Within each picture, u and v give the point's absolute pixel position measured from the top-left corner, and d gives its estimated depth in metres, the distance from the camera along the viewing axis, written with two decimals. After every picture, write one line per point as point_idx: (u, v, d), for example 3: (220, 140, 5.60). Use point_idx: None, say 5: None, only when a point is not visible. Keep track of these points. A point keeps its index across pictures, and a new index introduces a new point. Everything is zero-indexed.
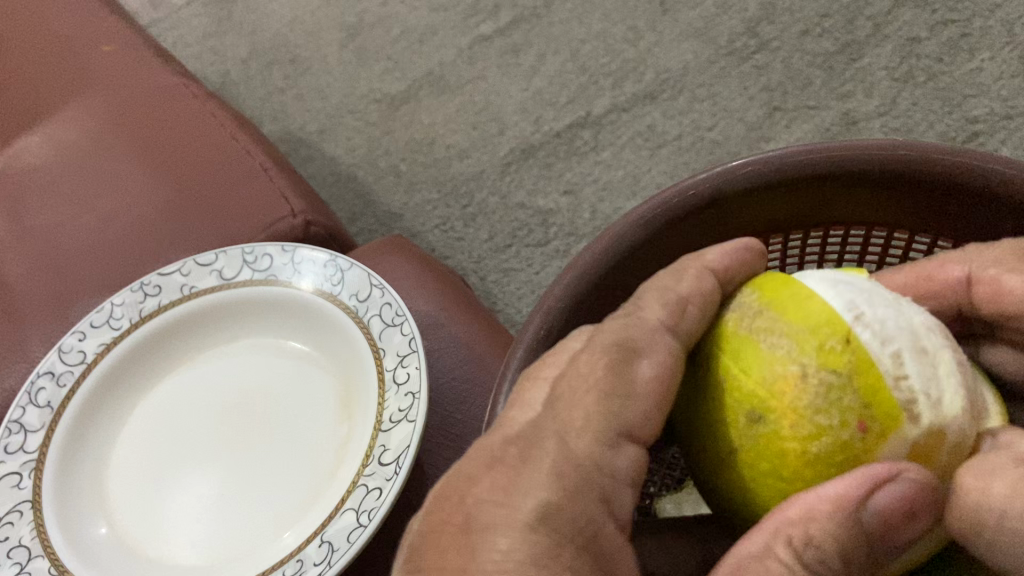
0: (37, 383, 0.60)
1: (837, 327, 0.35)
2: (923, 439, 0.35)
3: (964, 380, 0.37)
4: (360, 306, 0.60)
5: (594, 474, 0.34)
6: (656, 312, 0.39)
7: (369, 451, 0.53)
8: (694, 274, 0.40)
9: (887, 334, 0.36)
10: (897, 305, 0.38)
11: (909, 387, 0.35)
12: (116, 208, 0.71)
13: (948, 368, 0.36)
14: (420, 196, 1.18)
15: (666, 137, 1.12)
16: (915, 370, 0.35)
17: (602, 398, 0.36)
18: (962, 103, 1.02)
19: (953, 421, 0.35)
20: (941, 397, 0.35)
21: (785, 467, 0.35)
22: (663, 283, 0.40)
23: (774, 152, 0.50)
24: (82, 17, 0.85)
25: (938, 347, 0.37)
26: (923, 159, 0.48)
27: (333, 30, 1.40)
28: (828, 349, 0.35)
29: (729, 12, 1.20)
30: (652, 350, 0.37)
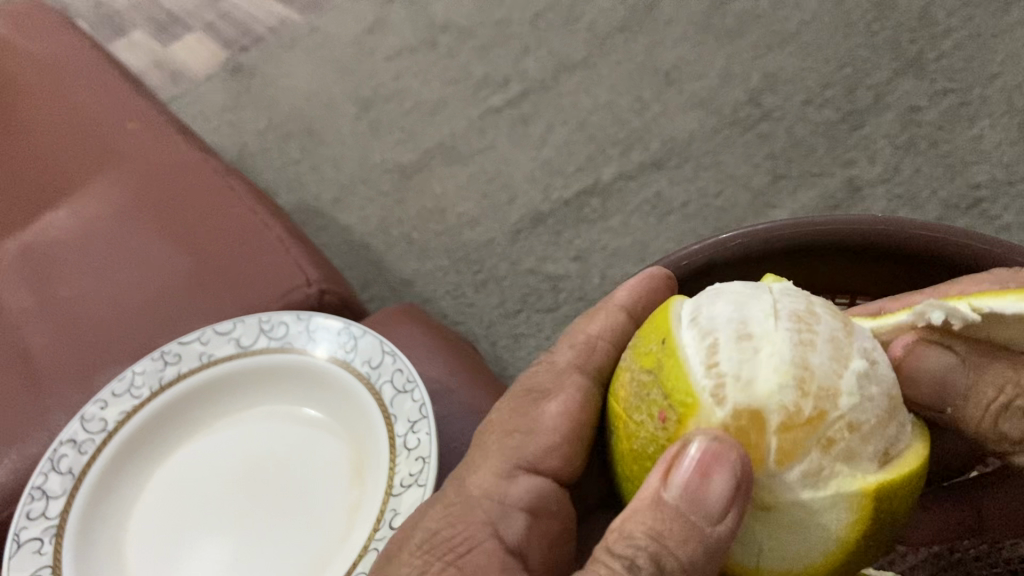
0: (60, 451, 0.60)
1: (662, 330, 0.38)
2: (733, 419, 0.34)
3: (804, 355, 0.35)
4: (373, 372, 0.61)
5: (492, 499, 0.44)
6: (565, 354, 0.49)
7: (380, 515, 0.54)
8: (606, 314, 0.49)
9: (711, 326, 0.37)
10: (756, 294, 0.38)
11: (716, 372, 0.35)
12: (138, 280, 0.74)
13: (775, 346, 0.35)
14: (431, 263, 1.20)
15: (673, 204, 1.14)
16: (729, 355, 0.35)
17: (511, 434, 0.47)
18: (965, 169, 1.04)
19: (766, 399, 0.34)
20: (754, 375, 0.34)
21: (632, 468, 0.37)
22: (579, 326, 0.50)
23: (760, 226, 0.52)
24: (106, 95, 0.89)
25: (773, 328, 0.36)
26: (902, 235, 0.51)
27: (348, 103, 1.45)
28: (651, 352, 0.37)
29: (732, 82, 1.23)
30: (557, 391, 0.47)
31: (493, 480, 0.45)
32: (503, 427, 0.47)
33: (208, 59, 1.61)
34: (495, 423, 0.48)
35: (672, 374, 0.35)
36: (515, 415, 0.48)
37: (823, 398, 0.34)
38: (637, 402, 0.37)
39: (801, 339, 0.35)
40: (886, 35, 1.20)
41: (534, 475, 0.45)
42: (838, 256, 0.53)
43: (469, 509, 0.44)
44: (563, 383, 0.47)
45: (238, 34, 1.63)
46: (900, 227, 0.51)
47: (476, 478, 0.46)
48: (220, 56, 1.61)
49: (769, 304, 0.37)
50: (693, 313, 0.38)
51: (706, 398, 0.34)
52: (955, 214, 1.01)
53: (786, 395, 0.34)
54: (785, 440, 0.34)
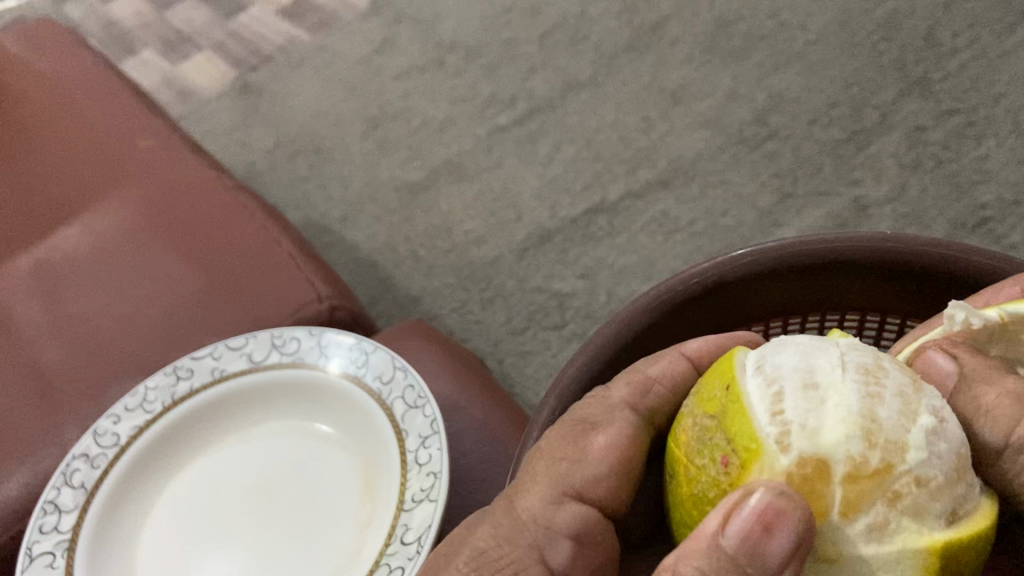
0: (72, 465, 0.61)
1: (727, 377, 0.37)
2: (796, 469, 0.32)
3: (875, 407, 0.33)
4: (384, 388, 0.61)
5: (536, 527, 0.42)
6: (622, 389, 0.46)
7: (391, 531, 0.54)
8: (669, 357, 0.46)
9: (777, 374, 0.35)
10: (825, 344, 0.36)
11: (782, 420, 0.33)
12: (150, 296, 0.74)
13: (842, 397, 0.33)
14: (438, 280, 1.21)
15: (680, 222, 1.15)
16: (795, 404, 0.34)
17: (560, 461, 0.44)
18: (971, 189, 1.05)
19: (833, 449, 0.32)
20: (821, 425, 0.33)
21: (693, 517, 0.36)
22: (639, 365, 0.47)
23: (771, 243, 0.53)
24: (120, 113, 0.90)
25: (841, 378, 0.34)
26: (913, 250, 0.51)
27: (357, 122, 1.46)
28: (715, 400, 0.36)
29: (738, 102, 1.24)
30: (609, 424, 0.44)
31: (541, 507, 0.43)
32: (552, 453, 0.44)
33: (217, 78, 1.62)
34: (547, 450, 0.45)
35: (737, 423, 0.34)
36: (566, 441, 0.44)
37: (893, 452, 0.32)
38: (699, 447, 0.36)
39: (869, 388, 0.34)
40: (892, 56, 1.21)
41: (582, 504, 0.42)
42: (850, 274, 0.53)
43: (513, 534, 0.43)
44: (616, 418, 0.44)
45: (247, 53, 1.65)
46: (911, 245, 0.51)
47: (526, 505, 0.43)
48: (229, 75, 1.62)
49: (838, 353, 0.35)
50: (758, 361, 0.37)
51: (769, 444, 0.33)
52: (962, 233, 1.01)
53: (853, 447, 0.32)
54: (851, 493, 0.32)
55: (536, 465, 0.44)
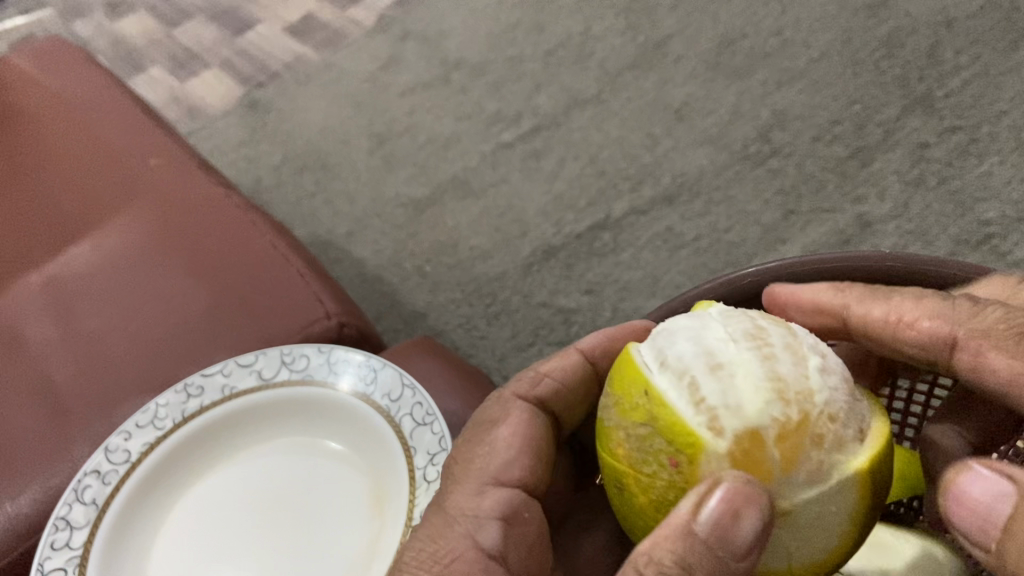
0: (83, 481, 0.61)
1: (637, 381, 0.39)
2: (734, 445, 0.36)
3: (775, 368, 0.38)
4: (393, 405, 0.62)
5: (466, 516, 0.47)
6: (516, 384, 0.54)
7: (401, 548, 0.55)
8: (564, 354, 0.54)
9: (683, 367, 0.39)
10: (709, 326, 0.41)
11: (707, 406, 0.37)
12: (161, 313, 0.75)
13: (746, 370, 0.38)
14: (444, 295, 1.21)
15: (684, 238, 1.15)
16: (711, 387, 0.37)
17: (473, 453, 0.50)
18: (974, 206, 1.05)
19: (758, 419, 0.36)
20: (741, 399, 0.37)
21: (649, 514, 0.39)
22: (532, 365, 0.55)
23: (772, 265, 0.55)
24: (131, 131, 0.91)
25: (737, 355, 0.38)
26: (906, 267, 0.51)
27: (363, 138, 1.47)
28: (634, 406, 0.39)
29: (742, 119, 1.24)
30: (509, 414, 0.52)
31: (465, 498, 0.48)
32: (467, 451, 0.51)
33: (225, 95, 1.64)
34: (460, 452, 0.51)
35: (670, 422, 0.37)
36: (475, 437, 0.51)
37: (802, 402, 0.37)
38: (628, 444, 0.39)
39: (765, 360, 0.38)
40: (895, 73, 1.21)
41: (499, 485, 0.48)
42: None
43: (447, 526, 0.47)
44: (510, 409, 0.52)
45: (255, 71, 1.66)
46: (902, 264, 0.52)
47: (455, 499, 0.48)
48: (236, 92, 1.63)
49: (724, 332, 0.40)
50: (656, 359, 0.40)
51: (705, 433, 0.36)
52: (966, 250, 1.02)
53: (775, 411, 0.36)
54: (784, 451, 0.36)
55: (453, 466, 0.50)
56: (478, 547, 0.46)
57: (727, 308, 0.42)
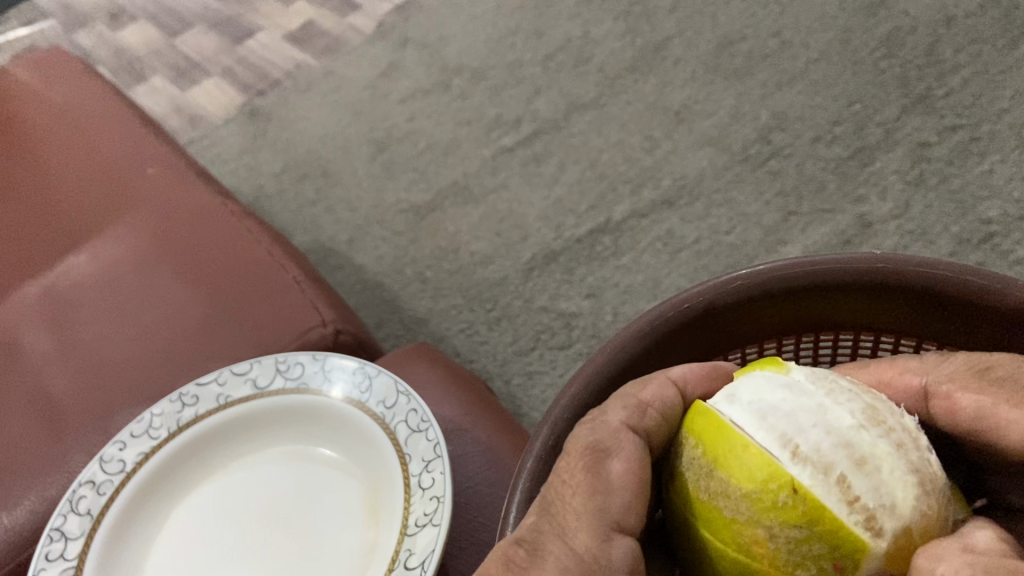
0: (78, 492, 0.61)
1: (781, 479, 0.38)
2: (894, 545, 0.37)
3: (909, 460, 0.39)
4: (387, 412, 0.62)
5: (598, 565, 0.40)
6: (618, 414, 0.45)
7: (394, 556, 0.54)
8: (658, 382, 0.46)
9: (825, 460, 0.38)
10: (826, 408, 0.41)
11: (863, 506, 0.37)
12: (158, 322, 0.75)
13: (889, 465, 0.39)
14: (445, 301, 1.21)
15: (685, 241, 1.15)
16: (864, 485, 0.38)
17: (588, 486, 0.42)
18: (976, 205, 1.05)
19: (911, 517, 0.38)
20: (893, 498, 0.38)
21: None
22: (628, 390, 0.46)
23: (763, 267, 0.52)
24: (130, 140, 0.91)
25: (873, 446, 0.39)
26: (898, 268, 0.50)
27: (363, 145, 1.47)
28: (782, 505, 0.37)
29: (742, 120, 1.24)
30: (619, 450, 0.44)
31: (595, 543, 0.40)
32: (579, 483, 0.42)
33: (226, 104, 1.64)
34: (567, 479, 0.43)
35: (837, 528, 0.37)
36: (583, 472, 0.43)
37: (934, 493, 0.39)
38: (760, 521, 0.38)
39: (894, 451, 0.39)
40: (895, 73, 1.21)
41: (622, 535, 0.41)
42: (838, 293, 0.52)
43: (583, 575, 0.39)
44: (624, 442, 0.44)
45: (255, 79, 1.67)
46: (897, 264, 0.50)
47: (583, 541, 0.40)
48: (237, 101, 1.64)
49: (844, 418, 0.40)
50: (787, 447, 0.39)
51: (864, 531, 0.37)
52: (967, 249, 1.01)
53: (922, 508, 0.38)
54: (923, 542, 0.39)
55: (566, 498, 0.42)
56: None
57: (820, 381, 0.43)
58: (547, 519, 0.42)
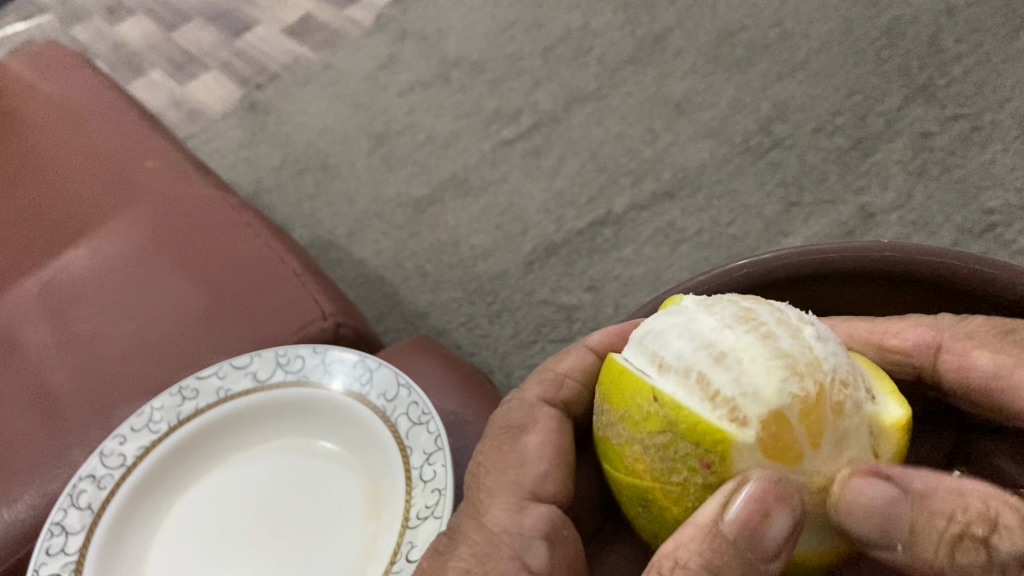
0: (79, 486, 0.61)
1: (640, 391, 0.39)
2: (764, 433, 0.37)
3: (778, 346, 0.39)
4: (388, 405, 0.62)
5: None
6: (536, 389, 0.53)
7: (396, 549, 0.54)
8: (576, 355, 0.53)
9: (686, 365, 0.39)
10: (696, 321, 0.41)
11: (723, 399, 0.37)
12: (157, 316, 0.74)
13: (751, 355, 0.38)
14: (445, 294, 1.21)
15: (685, 233, 1.14)
16: (723, 379, 0.38)
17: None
18: (978, 195, 1.04)
19: (778, 399, 0.37)
20: (756, 384, 0.37)
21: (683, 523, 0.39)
22: (548, 367, 0.54)
23: (771, 256, 0.51)
24: (128, 134, 0.91)
25: (737, 342, 0.39)
26: (907, 258, 0.49)
27: (363, 138, 1.46)
28: (644, 416, 0.38)
29: (743, 111, 1.23)
30: (536, 424, 0.50)
31: (508, 513, 0.46)
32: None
33: (224, 97, 1.64)
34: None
35: (689, 414, 0.37)
36: (498, 444, 0.51)
37: (815, 374, 0.38)
38: (669, 467, 0.38)
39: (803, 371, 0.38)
40: (896, 63, 1.20)
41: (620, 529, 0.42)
42: (839, 282, 0.52)
43: (489, 544, 0.46)
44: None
45: (254, 72, 1.66)
46: (900, 255, 0.49)
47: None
48: (236, 94, 1.63)
49: (750, 349, 0.39)
50: (654, 364, 0.40)
51: (727, 424, 0.37)
52: (969, 239, 1.01)
53: (792, 389, 0.37)
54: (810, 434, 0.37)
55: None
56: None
57: (728, 313, 0.41)
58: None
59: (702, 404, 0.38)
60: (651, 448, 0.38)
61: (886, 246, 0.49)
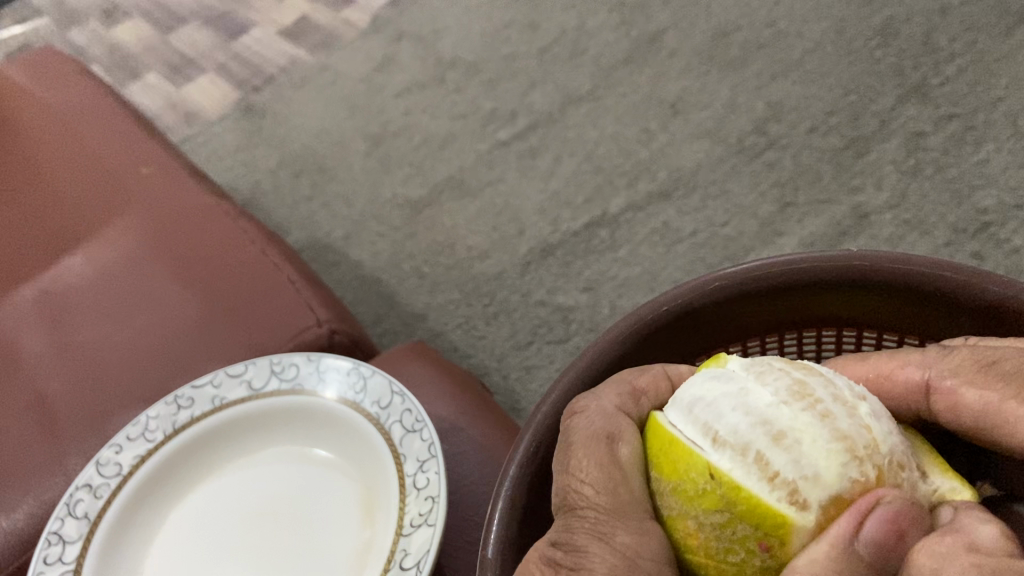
0: (75, 495, 0.61)
1: (698, 466, 0.37)
2: (824, 518, 0.35)
3: (837, 428, 0.36)
4: (382, 412, 0.62)
5: (644, 559, 0.38)
6: (613, 399, 0.45)
7: (391, 555, 0.55)
8: (654, 373, 0.47)
9: (741, 441, 0.37)
10: (750, 390, 0.39)
11: (784, 481, 0.35)
12: (154, 324, 0.75)
13: (811, 435, 0.36)
14: (442, 296, 1.21)
15: (681, 233, 1.15)
16: (783, 458, 0.36)
17: (608, 478, 0.41)
18: (971, 194, 1.04)
19: (838, 484, 0.35)
20: (816, 468, 0.35)
21: None
22: (623, 376, 0.47)
23: (743, 267, 0.51)
24: (125, 141, 0.91)
25: (795, 419, 0.37)
26: (875, 265, 0.49)
27: (359, 140, 1.47)
28: (703, 491, 0.37)
29: (737, 111, 1.24)
30: (627, 438, 0.43)
31: (636, 539, 0.39)
32: (597, 475, 0.41)
33: (220, 100, 1.64)
34: (584, 475, 0.42)
35: (751, 499, 0.35)
36: (589, 454, 0.42)
37: (871, 456, 0.36)
38: (723, 549, 0.36)
39: (861, 453, 0.36)
40: (890, 62, 1.21)
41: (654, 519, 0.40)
42: (820, 290, 0.51)
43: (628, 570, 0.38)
44: (624, 426, 0.44)
45: (250, 74, 1.66)
46: (875, 261, 0.49)
47: (622, 538, 0.39)
48: (232, 96, 1.64)
49: (811, 430, 0.36)
50: (708, 435, 0.38)
51: (787, 507, 0.35)
52: (963, 238, 1.01)
53: (852, 475, 0.35)
54: None
55: (591, 498, 0.41)
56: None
57: (784, 386, 0.38)
58: (579, 522, 0.41)
59: (761, 486, 0.35)
60: (708, 525, 0.36)
61: (854, 254, 0.49)
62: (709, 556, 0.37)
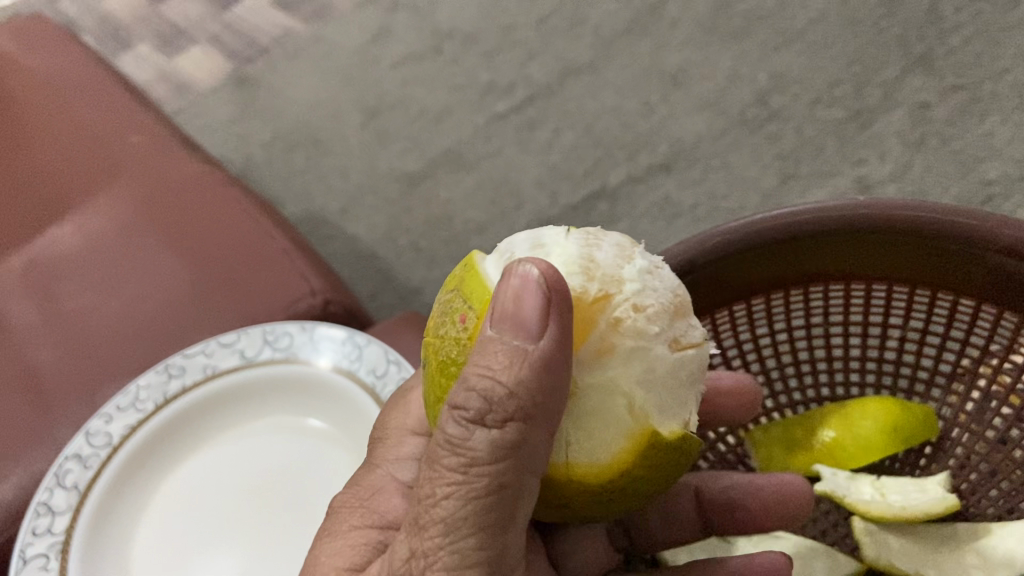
0: (64, 466, 0.59)
1: (469, 262, 0.40)
2: None
3: (593, 254, 0.38)
4: (377, 381, 0.61)
5: (387, 463, 0.51)
6: None
7: None
8: None
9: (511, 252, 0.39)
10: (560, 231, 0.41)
11: (509, 275, 0.37)
12: (144, 291, 0.73)
13: (564, 253, 0.38)
14: (440, 270, 1.20)
15: (682, 207, 1.13)
16: (522, 266, 0.38)
17: (396, 408, 0.53)
18: (976, 166, 1.03)
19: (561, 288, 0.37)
20: (547, 272, 0.37)
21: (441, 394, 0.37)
22: None
23: (749, 220, 0.57)
24: (112, 107, 0.89)
25: (562, 241, 0.39)
26: (881, 214, 0.54)
27: (355, 113, 1.44)
28: (453, 279, 0.39)
29: (739, 83, 1.22)
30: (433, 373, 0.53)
31: (389, 450, 0.51)
32: (396, 406, 0.54)
33: (213, 71, 1.61)
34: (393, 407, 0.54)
35: (476, 284, 0.37)
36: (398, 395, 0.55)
37: (607, 284, 0.37)
38: (441, 322, 0.37)
39: (596, 275, 0.38)
40: (895, 32, 1.18)
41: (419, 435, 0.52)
42: (821, 240, 0.57)
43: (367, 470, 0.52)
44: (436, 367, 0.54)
45: (243, 46, 1.63)
46: (883, 210, 0.54)
47: (380, 450, 0.52)
48: (225, 68, 1.61)
49: (566, 250, 0.38)
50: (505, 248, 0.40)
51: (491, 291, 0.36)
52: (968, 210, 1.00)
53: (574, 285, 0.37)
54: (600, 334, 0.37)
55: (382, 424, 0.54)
56: (399, 485, 0.49)
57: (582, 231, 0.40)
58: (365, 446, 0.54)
59: (494, 277, 0.38)
60: (440, 303, 0.38)
61: (860, 205, 0.54)
62: (431, 335, 0.38)
